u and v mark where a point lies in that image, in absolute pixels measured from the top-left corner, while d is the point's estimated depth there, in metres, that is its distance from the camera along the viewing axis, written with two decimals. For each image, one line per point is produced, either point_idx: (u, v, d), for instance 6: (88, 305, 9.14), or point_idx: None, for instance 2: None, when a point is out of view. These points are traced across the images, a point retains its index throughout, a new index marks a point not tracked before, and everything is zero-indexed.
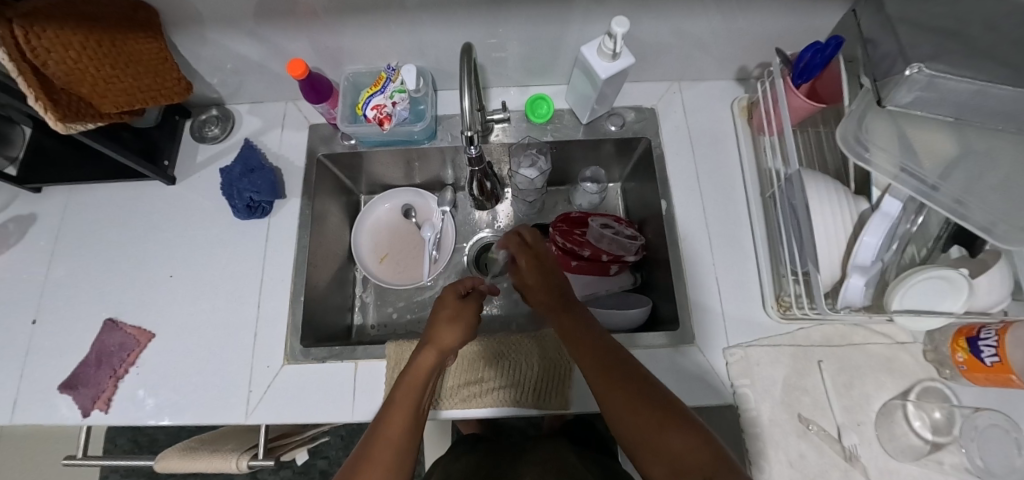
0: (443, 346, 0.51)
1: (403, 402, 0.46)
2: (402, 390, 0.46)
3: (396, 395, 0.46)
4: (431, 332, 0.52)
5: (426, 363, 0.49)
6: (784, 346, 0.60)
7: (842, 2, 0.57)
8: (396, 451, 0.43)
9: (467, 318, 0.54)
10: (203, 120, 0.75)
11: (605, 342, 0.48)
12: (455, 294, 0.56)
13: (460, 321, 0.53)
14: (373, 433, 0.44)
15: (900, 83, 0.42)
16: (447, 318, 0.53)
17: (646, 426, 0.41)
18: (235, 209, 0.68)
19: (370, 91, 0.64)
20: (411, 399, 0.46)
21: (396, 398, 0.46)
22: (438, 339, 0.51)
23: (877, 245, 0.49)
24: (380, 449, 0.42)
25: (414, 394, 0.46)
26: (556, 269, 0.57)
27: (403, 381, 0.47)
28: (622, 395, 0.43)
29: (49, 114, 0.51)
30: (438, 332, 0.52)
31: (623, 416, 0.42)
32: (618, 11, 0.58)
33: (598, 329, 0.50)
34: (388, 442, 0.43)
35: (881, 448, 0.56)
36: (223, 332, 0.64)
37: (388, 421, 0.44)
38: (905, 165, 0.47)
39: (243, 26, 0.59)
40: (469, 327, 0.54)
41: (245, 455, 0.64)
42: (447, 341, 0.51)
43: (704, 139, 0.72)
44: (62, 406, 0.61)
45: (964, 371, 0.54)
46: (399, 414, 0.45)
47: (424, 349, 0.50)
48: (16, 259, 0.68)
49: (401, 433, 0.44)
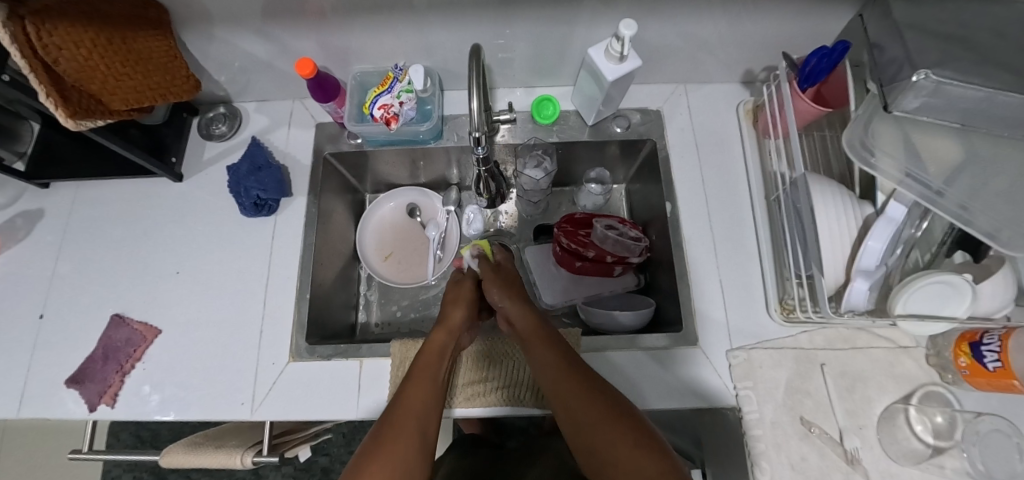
0: (451, 325, 0.57)
1: (423, 373, 0.50)
2: (419, 364, 0.51)
3: (410, 379, 0.50)
4: (442, 315, 0.58)
5: (438, 340, 0.54)
6: (786, 349, 0.60)
7: (849, 7, 0.57)
8: (417, 416, 0.46)
9: (468, 300, 0.61)
10: (210, 118, 0.75)
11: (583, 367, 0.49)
12: (454, 285, 0.63)
13: (461, 302, 0.60)
14: (389, 412, 0.47)
15: (907, 89, 0.43)
16: (450, 302, 0.61)
17: (618, 452, 0.41)
18: (241, 206, 0.69)
19: (378, 90, 0.64)
20: (429, 370, 0.51)
21: (415, 368, 0.50)
22: (448, 320, 0.57)
23: (881, 249, 0.49)
24: (402, 417, 0.46)
25: (429, 368, 0.51)
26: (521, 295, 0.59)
27: (422, 354, 0.52)
28: (597, 423, 0.44)
29: (60, 111, 0.51)
30: (448, 315, 0.58)
31: (594, 439, 0.43)
32: (626, 13, 0.59)
33: (569, 352, 0.51)
34: (410, 409, 0.47)
35: (883, 451, 0.56)
36: (229, 328, 0.64)
37: (404, 396, 0.48)
38: (911, 170, 0.47)
39: (252, 25, 0.59)
40: (471, 308, 0.61)
41: (250, 451, 0.64)
42: (456, 322, 0.57)
43: (709, 142, 0.72)
44: (69, 400, 0.61)
45: (966, 376, 0.54)
46: (421, 381, 0.49)
47: (435, 331, 0.56)
48: (25, 252, 0.69)
49: (421, 403, 0.47)
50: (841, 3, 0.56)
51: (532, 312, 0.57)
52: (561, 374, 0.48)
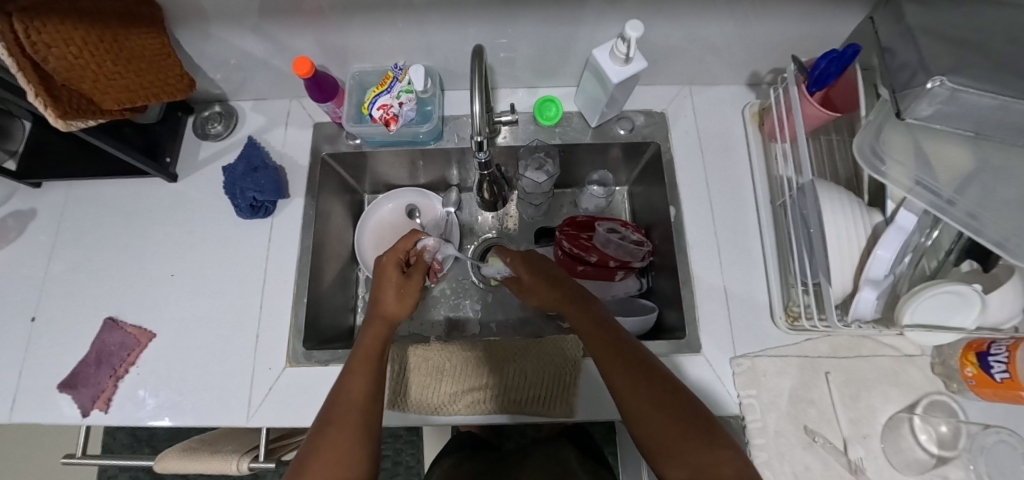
0: (389, 318, 0.56)
1: (360, 367, 0.48)
2: (359, 359, 0.49)
3: (353, 365, 0.49)
4: (377, 308, 0.57)
5: (375, 334, 0.53)
6: (792, 357, 0.59)
7: (859, 9, 0.56)
8: (362, 410, 0.44)
9: (412, 292, 0.60)
10: (206, 117, 0.74)
11: (617, 339, 0.49)
12: (396, 272, 0.61)
13: (402, 293, 0.59)
14: (333, 405, 0.45)
15: (920, 96, 0.41)
16: (391, 293, 0.59)
17: (664, 428, 0.40)
18: (237, 208, 0.68)
19: (377, 90, 0.63)
20: (370, 362, 0.49)
21: (352, 366, 0.48)
22: (385, 312, 0.57)
23: (890, 258, 0.48)
24: (345, 412, 0.43)
25: (372, 358, 0.50)
26: (559, 273, 0.61)
27: (357, 354, 0.50)
28: (635, 399, 0.43)
29: (50, 111, 0.49)
30: (384, 309, 0.57)
31: (650, 423, 0.41)
32: (633, 13, 0.57)
33: (617, 327, 0.51)
34: (351, 403, 0.44)
35: (886, 461, 0.55)
36: (225, 332, 0.63)
37: (348, 384, 0.46)
38: (921, 179, 0.46)
39: (249, 22, 0.58)
40: (410, 302, 0.60)
41: (245, 457, 0.64)
42: (393, 312, 0.57)
43: (714, 145, 0.71)
44: (62, 405, 0.60)
45: (972, 386, 0.53)
46: (360, 374, 0.47)
47: (372, 322, 0.55)
48: (15, 254, 0.67)
49: (364, 395, 0.45)
50: (852, 5, 0.55)
51: (564, 287, 0.59)
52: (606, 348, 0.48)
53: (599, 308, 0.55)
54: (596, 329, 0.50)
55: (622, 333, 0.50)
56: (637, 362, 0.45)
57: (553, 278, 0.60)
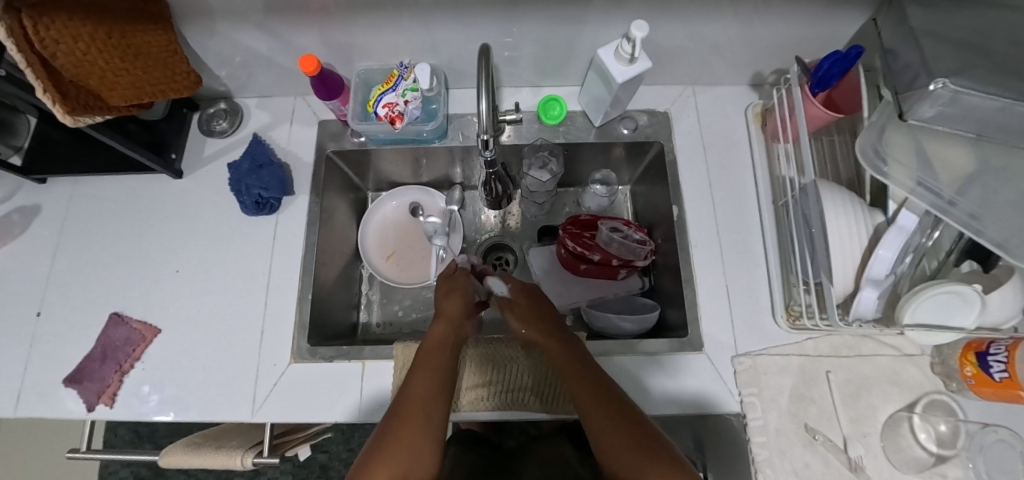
0: (450, 317, 0.58)
1: (423, 366, 0.51)
2: (423, 356, 0.52)
3: (417, 365, 0.51)
4: (439, 308, 0.59)
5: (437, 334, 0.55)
6: (793, 355, 0.60)
7: (862, 11, 0.56)
8: (423, 405, 0.48)
9: (464, 292, 0.61)
10: (210, 114, 0.74)
11: (601, 379, 0.50)
12: (448, 278, 0.63)
13: (458, 295, 0.60)
14: (399, 400, 0.49)
15: (923, 98, 0.42)
16: (444, 295, 0.60)
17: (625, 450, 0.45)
18: (242, 205, 0.68)
19: (383, 88, 0.63)
20: (431, 361, 0.52)
21: (416, 365, 0.51)
22: (443, 312, 0.58)
23: (892, 258, 0.48)
24: (409, 406, 0.48)
25: (434, 358, 0.52)
26: (544, 299, 0.62)
27: (421, 352, 0.53)
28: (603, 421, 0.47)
29: (58, 107, 0.50)
30: (444, 308, 0.59)
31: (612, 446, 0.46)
32: (637, 13, 0.57)
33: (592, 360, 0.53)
34: (416, 400, 0.48)
35: (886, 459, 0.56)
36: (230, 328, 0.64)
37: (413, 382, 0.49)
38: (923, 179, 0.47)
39: (254, 19, 0.58)
40: (467, 302, 0.60)
41: (250, 453, 0.64)
42: (451, 314, 0.58)
43: (717, 145, 0.71)
44: (67, 400, 0.60)
45: (971, 385, 0.53)
46: (422, 373, 0.50)
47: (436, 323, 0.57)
48: (20, 250, 0.68)
49: (426, 395, 0.49)
50: (855, 7, 0.55)
51: (550, 311, 0.60)
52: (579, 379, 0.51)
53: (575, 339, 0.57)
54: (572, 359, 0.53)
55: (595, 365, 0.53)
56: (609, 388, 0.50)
57: (543, 306, 0.60)
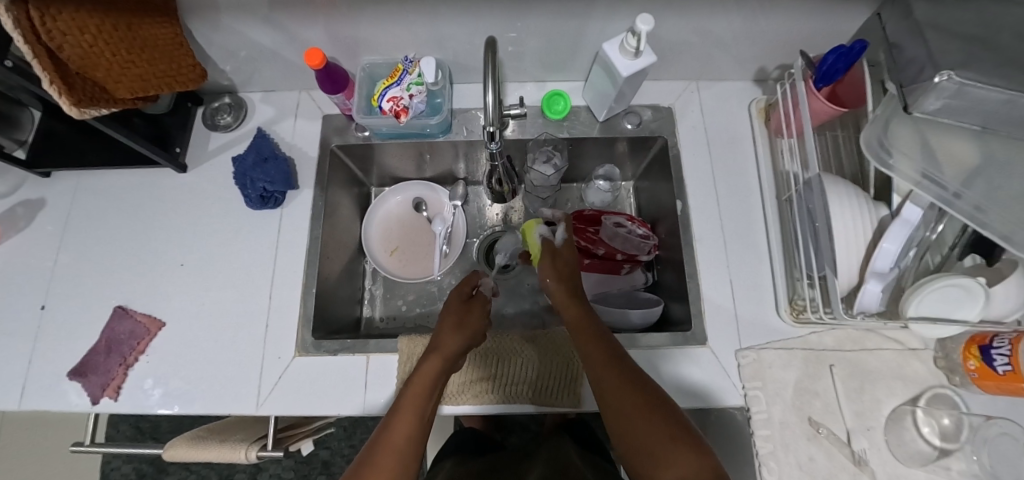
0: (449, 351, 0.51)
1: (408, 407, 0.47)
2: (408, 395, 0.47)
3: (400, 403, 0.47)
4: (435, 339, 0.53)
5: (430, 369, 0.49)
6: (796, 349, 0.60)
7: (867, 5, 0.56)
8: (399, 456, 0.44)
9: (470, 323, 0.55)
10: (215, 108, 0.74)
11: (618, 360, 0.47)
12: (459, 298, 0.58)
13: (467, 329, 0.54)
14: (376, 443, 0.45)
15: (929, 90, 0.41)
16: (450, 325, 0.54)
17: (652, 440, 0.41)
18: (247, 198, 0.68)
19: (387, 82, 0.63)
20: (413, 404, 0.47)
21: (398, 405, 0.47)
22: (442, 344, 0.52)
23: (896, 251, 0.48)
24: (384, 453, 0.44)
25: (419, 398, 0.47)
26: (575, 268, 0.57)
27: (407, 388, 0.48)
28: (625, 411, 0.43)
29: (64, 98, 0.50)
30: (441, 340, 0.53)
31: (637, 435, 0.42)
32: (642, 7, 0.58)
33: (613, 342, 0.49)
34: (392, 449, 0.44)
35: (889, 453, 0.56)
36: (234, 322, 0.64)
37: (394, 426, 0.45)
38: (927, 171, 0.47)
39: (259, 12, 0.58)
40: (472, 332, 0.54)
41: (253, 446, 0.64)
42: (449, 345, 0.52)
43: (721, 140, 0.71)
44: (72, 393, 0.60)
45: (975, 379, 0.53)
46: (405, 419, 0.46)
47: (429, 354, 0.51)
48: (24, 243, 0.68)
49: (406, 440, 0.45)
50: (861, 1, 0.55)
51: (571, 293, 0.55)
52: (597, 363, 0.47)
53: (597, 322, 0.52)
54: (587, 340, 0.50)
55: (614, 347, 0.49)
56: (625, 375, 0.46)
57: (570, 280, 0.56)
